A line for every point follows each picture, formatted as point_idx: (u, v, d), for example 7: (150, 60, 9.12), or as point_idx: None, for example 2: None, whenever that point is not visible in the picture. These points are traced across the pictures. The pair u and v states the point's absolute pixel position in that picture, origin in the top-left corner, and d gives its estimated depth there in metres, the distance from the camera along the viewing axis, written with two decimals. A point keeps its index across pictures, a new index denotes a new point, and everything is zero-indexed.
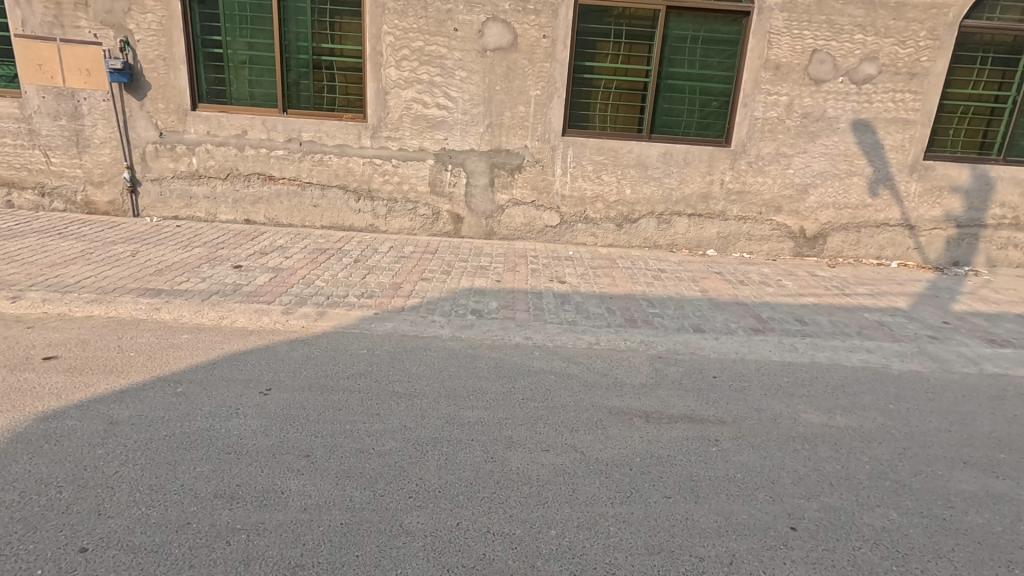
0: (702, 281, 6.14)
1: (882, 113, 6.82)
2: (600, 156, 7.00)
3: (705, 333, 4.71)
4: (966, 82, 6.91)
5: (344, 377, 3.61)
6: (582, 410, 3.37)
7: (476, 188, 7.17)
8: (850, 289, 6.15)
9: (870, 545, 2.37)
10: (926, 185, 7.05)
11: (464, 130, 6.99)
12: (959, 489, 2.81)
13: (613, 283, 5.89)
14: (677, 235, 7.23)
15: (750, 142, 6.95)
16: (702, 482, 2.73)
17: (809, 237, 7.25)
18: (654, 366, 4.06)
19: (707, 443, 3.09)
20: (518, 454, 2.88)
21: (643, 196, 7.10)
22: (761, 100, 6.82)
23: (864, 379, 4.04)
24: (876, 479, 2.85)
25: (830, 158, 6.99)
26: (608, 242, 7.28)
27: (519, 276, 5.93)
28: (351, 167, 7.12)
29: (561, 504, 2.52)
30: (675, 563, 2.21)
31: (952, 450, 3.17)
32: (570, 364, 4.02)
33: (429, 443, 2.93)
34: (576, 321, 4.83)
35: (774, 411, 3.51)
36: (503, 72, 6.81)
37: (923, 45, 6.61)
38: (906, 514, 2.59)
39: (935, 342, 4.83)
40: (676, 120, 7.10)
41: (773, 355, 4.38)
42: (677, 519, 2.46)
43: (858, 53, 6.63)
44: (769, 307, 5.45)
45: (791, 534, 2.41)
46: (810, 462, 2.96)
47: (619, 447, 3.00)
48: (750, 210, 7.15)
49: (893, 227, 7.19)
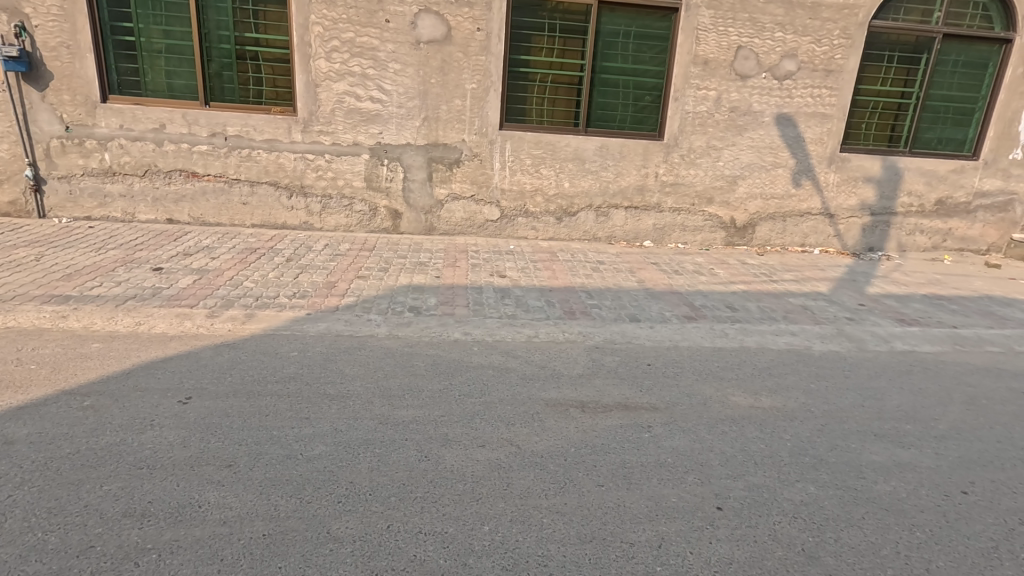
0: (640, 271, 6.28)
1: (802, 108, 7.18)
2: (538, 150, 7.03)
3: (640, 322, 4.82)
4: (876, 78, 7.36)
5: (273, 381, 3.46)
6: (519, 403, 3.37)
7: (414, 182, 7.04)
8: (776, 276, 6.45)
9: (789, 519, 2.48)
10: (843, 176, 7.47)
11: (400, 124, 6.85)
12: (870, 460, 2.99)
13: (553, 276, 5.93)
14: (615, 227, 7.37)
15: (682, 135, 7.15)
16: (634, 469, 2.78)
17: (739, 227, 7.55)
18: (591, 357, 4.12)
19: (640, 430, 3.15)
20: (453, 452, 2.85)
21: (581, 190, 7.19)
22: (692, 94, 7.02)
23: (788, 361, 4.25)
24: (796, 456, 2.99)
25: (756, 151, 7.29)
26: (549, 236, 7.34)
27: (459, 272, 5.87)
28: (282, 162, 6.83)
29: (495, 500, 2.50)
30: (606, 550, 2.24)
31: (865, 423, 3.38)
32: (508, 358, 4.02)
33: (361, 445, 2.85)
34: (516, 314, 4.83)
35: (704, 395, 3.63)
36: (438, 65, 6.71)
37: (837, 44, 6.99)
38: (823, 487, 2.73)
39: (852, 323, 5.14)
40: (611, 114, 7.21)
41: (704, 341, 4.53)
42: (610, 507, 2.50)
43: (779, 50, 6.94)
44: (701, 295, 5.64)
45: (717, 514, 2.49)
46: (737, 443, 3.08)
47: (554, 438, 3.01)
48: (683, 201, 7.37)
49: (814, 216, 7.59)
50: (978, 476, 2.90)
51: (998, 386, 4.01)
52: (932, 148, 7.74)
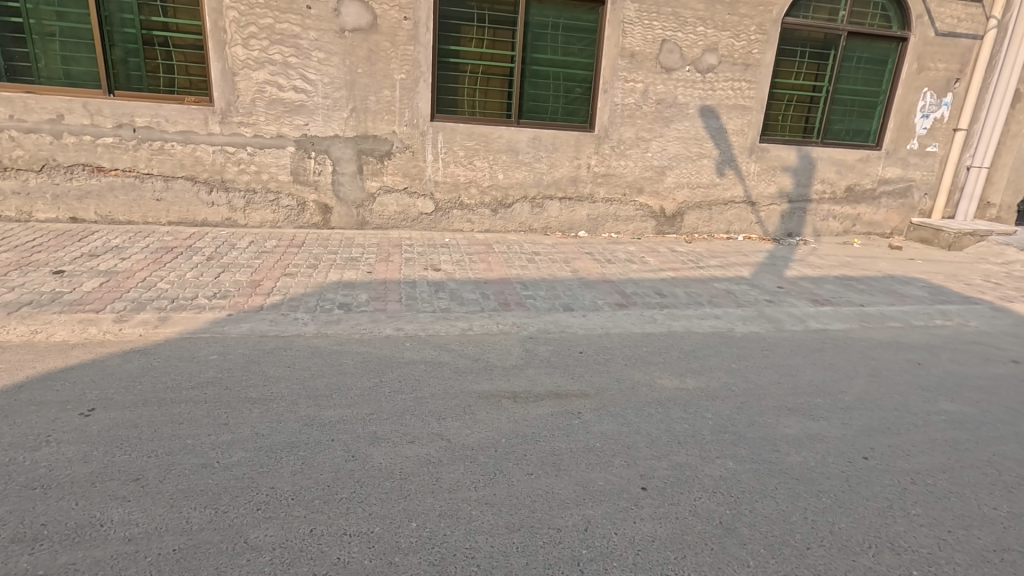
0: (574, 261, 6.38)
1: (723, 100, 7.48)
2: (471, 142, 6.97)
3: (574, 311, 4.90)
4: (790, 73, 7.77)
5: (188, 387, 3.27)
6: (450, 397, 3.34)
7: (344, 175, 6.83)
8: (703, 262, 6.72)
9: (709, 494, 2.60)
10: (763, 165, 7.86)
11: (327, 115, 6.62)
12: (784, 433, 3.17)
13: (489, 268, 5.92)
14: (550, 218, 7.44)
15: (612, 127, 7.28)
16: (563, 456, 2.82)
17: (668, 216, 7.80)
18: (525, 347, 4.14)
19: (570, 416, 3.21)
20: (381, 450, 2.79)
21: (516, 181, 7.20)
22: (620, 86, 7.16)
23: (712, 343, 4.44)
24: (717, 433, 3.13)
25: (683, 142, 7.54)
26: (485, 228, 7.32)
27: (392, 266, 5.76)
28: (199, 156, 6.45)
29: (424, 495, 2.47)
30: (534, 537, 2.26)
31: (781, 399, 3.58)
32: (442, 352, 3.98)
33: (284, 449, 2.74)
34: (450, 308, 4.78)
35: (632, 379, 3.74)
36: (364, 54, 6.52)
37: (754, 39, 7.32)
38: (741, 462, 2.87)
39: (772, 305, 5.43)
40: (543, 105, 7.25)
41: (635, 327, 4.67)
42: (538, 494, 2.52)
43: (701, 44, 7.19)
44: (632, 283, 5.79)
45: (642, 494, 2.57)
46: (662, 424, 3.19)
47: (485, 430, 3.01)
48: (615, 192, 7.53)
49: (738, 204, 7.95)
50: (878, 442, 3.13)
51: (898, 358, 4.36)
52: (841, 139, 8.27)
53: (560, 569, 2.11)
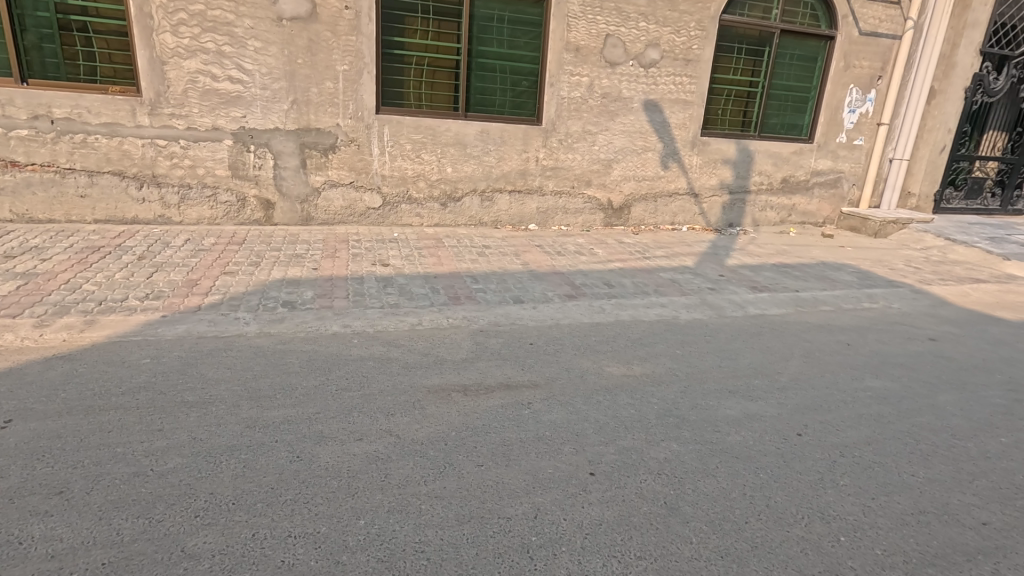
0: (524, 254, 6.41)
1: (666, 95, 7.68)
2: (418, 135, 6.88)
3: (524, 304, 4.92)
4: (728, 68, 8.05)
5: (118, 393, 3.09)
6: (399, 392, 3.30)
7: (286, 169, 6.61)
8: (649, 253, 6.89)
9: (654, 476, 2.68)
10: (704, 158, 8.12)
11: (266, 107, 6.38)
12: (725, 414, 3.31)
13: (438, 263, 5.86)
14: (500, 212, 7.44)
15: (559, 120, 7.35)
16: (513, 446, 2.85)
17: (616, 208, 7.95)
18: (475, 340, 4.13)
19: (520, 407, 3.23)
20: (328, 449, 2.73)
21: (464, 174, 7.16)
22: (566, 80, 7.22)
23: (658, 331, 4.57)
24: (662, 417, 3.23)
25: (628, 135, 7.69)
26: (434, 222, 7.25)
27: (339, 263, 5.62)
28: (127, 149, 6.09)
29: (372, 492, 2.44)
30: (484, 528, 2.27)
31: (722, 382, 3.73)
32: (391, 348, 3.92)
33: (224, 453, 2.64)
34: (399, 303, 4.72)
35: (581, 368, 3.80)
36: (304, 44, 6.31)
37: (693, 35, 7.54)
38: (684, 444, 2.97)
39: (714, 293, 5.63)
40: (490, 99, 7.22)
41: (584, 317, 4.75)
42: (488, 485, 2.53)
43: (643, 39, 7.35)
44: (582, 275, 5.87)
45: (590, 479, 2.63)
46: (610, 410, 3.26)
47: (435, 424, 2.99)
48: (564, 185, 7.61)
49: (682, 196, 8.19)
50: (810, 419, 3.31)
51: (829, 339, 4.62)
52: (776, 132, 8.64)
53: (510, 557, 2.13)
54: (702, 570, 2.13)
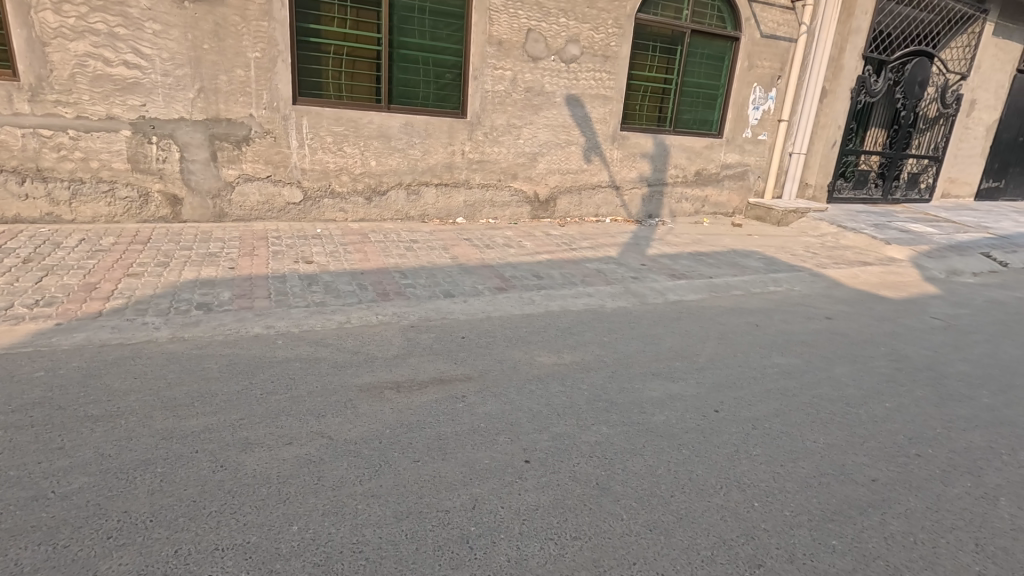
0: (453, 248, 6.39)
1: (587, 90, 7.89)
2: (339, 127, 6.65)
3: (454, 298, 4.92)
4: (644, 65, 8.39)
5: (7, 412, 2.79)
6: (329, 393, 3.21)
7: (194, 162, 6.18)
8: (575, 244, 7.07)
9: (586, 459, 2.79)
10: (624, 152, 8.43)
11: (169, 96, 5.93)
12: (650, 396, 3.49)
13: (364, 259, 5.72)
14: (427, 205, 7.36)
15: (483, 114, 7.35)
16: (449, 440, 2.85)
17: (542, 201, 8.08)
18: (407, 336, 4.09)
19: (454, 400, 3.25)
20: (255, 455, 2.62)
21: (389, 167, 7.02)
22: (490, 74, 7.23)
23: (586, 319, 4.73)
24: (592, 402, 3.35)
25: (551, 129, 7.83)
26: (359, 217, 7.05)
27: (258, 261, 5.35)
28: (4, 140, 5.47)
29: (305, 496, 2.37)
30: (422, 522, 2.27)
31: (646, 366, 3.92)
32: (318, 348, 3.80)
33: (137, 468, 2.46)
34: (325, 301, 4.57)
35: (513, 358, 3.87)
36: (210, 28, 5.91)
37: (611, 33, 7.79)
38: (613, 426, 3.11)
39: (636, 281, 5.88)
40: (413, 91, 7.09)
41: (514, 309, 4.81)
42: (426, 480, 2.53)
43: (564, 35, 7.50)
44: (511, 267, 5.94)
45: (526, 466, 2.69)
46: (542, 398, 3.35)
47: (369, 423, 2.94)
48: (490, 178, 7.63)
49: (604, 189, 8.46)
50: (726, 396, 3.56)
51: (740, 321, 4.97)
52: (689, 127, 9.10)
53: (450, 549, 2.15)
54: (632, 544, 2.25)
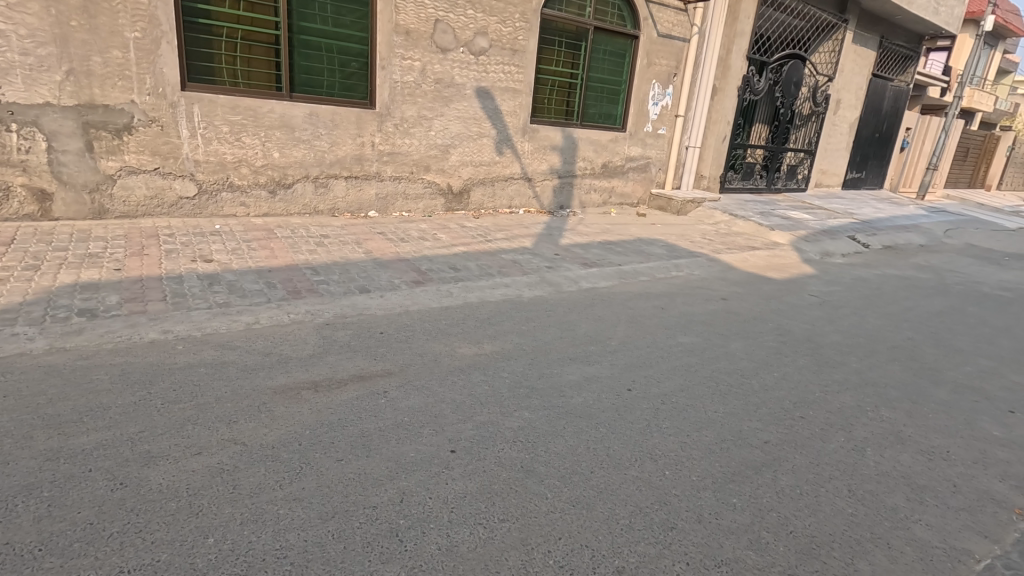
0: (366, 242, 6.23)
1: (496, 83, 7.96)
2: (236, 116, 6.24)
3: (370, 293, 4.81)
4: (551, 60, 8.59)
5: None
6: (241, 398, 3.05)
7: (66, 153, 5.55)
8: (490, 236, 7.15)
9: (510, 444, 2.87)
10: (535, 144, 8.61)
11: (30, 78, 5.26)
12: (568, 379, 3.64)
13: (271, 256, 5.44)
14: (337, 199, 7.10)
15: (393, 105, 7.19)
16: (372, 436, 2.82)
17: (456, 193, 8.06)
18: (322, 334, 3.95)
19: (376, 396, 3.20)
20: (160, 469, 2.44)
21: (293, 159, 6.69)
22: (398, 64, 7.09)
23: (504, 309, 4.82)
24: (513, 389, 3.44)
25: (463, 121, 7.82)
26: (263, 212, 6.67)
27: (149, 261, 4.92)
28: None
29: (220, 506, 2.25)
30: (349, 521, 2.24)
31: (564, 351, 4.08)
32: (225, 351, 3.58)
33: (18, 494, 2.21)
34: (230, 302, 4.30)
35: (433, 351, 3.87)
36: (78, 3, 5.30)
37: (518, 27, 7.91)
38: (534, 411, 3.21)
39: (551, 271, 6.06)
40: (317, 79, 6.79)
41: (433, 302, 4.80)
42: (350, 478, 2.49)
43: (472, 27, 7.50)
44: (427, 260, 5.89)
45: (452, 456, 2.72)
46: (465, 389, 3.39)
47: (286, 426, 2.83)
48: (402, 170, 7.50)
49: (517, 180, 8.59)
50: (637, 375, 3.79)
51: (648, 305, 5.28)
52: (595, 121, 9.45)
53: (379, 544, 2.14)
54: (557, 520, 2.36)
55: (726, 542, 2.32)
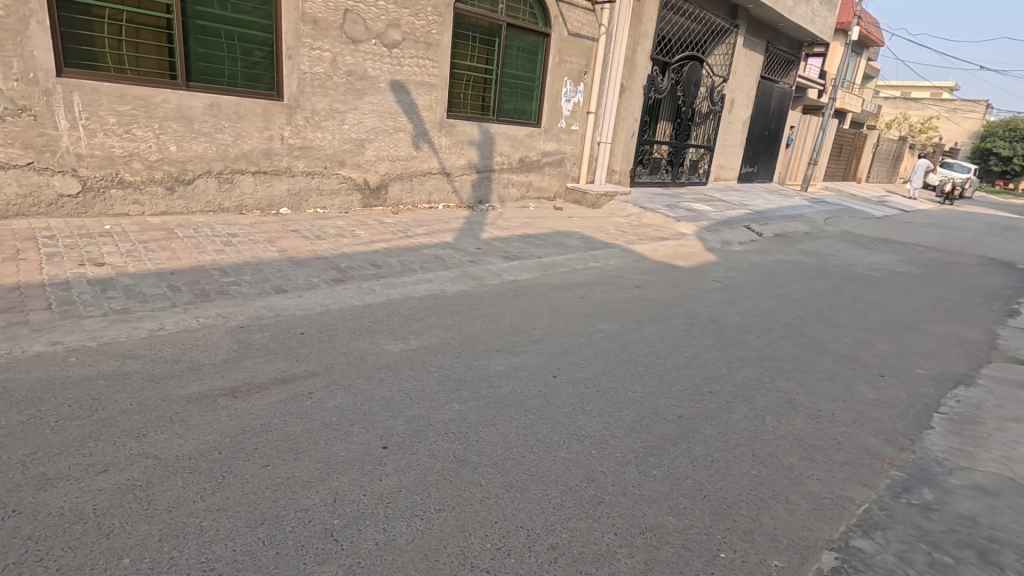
0: (280, 240, 5.95)
1: (411, 76, 7.86)
2: (124, 106, 5.73)
3: (287, 293, 4.61)
4: (465, 54, 8.60)
5: None
6: (149, 409, 2.85)
7: None
8: (411, 232, 7.07)
9: (443, 436, 2.89)
10: (452, 139, 8.60)
11: None
12: (496, 370, 3.72)
13: (173, 257, 5.06)
14: (244, 195, 6.71)
15: (302, 97, 6.90)
16: (300, 439, 2.74)
17: (373, 188, 7.88)
18: (237, 338, 3.76)
19: (300, 398, 3.11)
20: (60, 492, 2.23)
21: (193, 153, 6.24)
22: (306, 54, 6.80)
23: (429, 304, 4.81)
24: (443, 382, 3.47)
25: (377, 115, 7.65)
26: (160, 210, 6.18)
27: (27, 266, 4.42)
28: None
29: (134, 524, 2.11)
30: (280, 526, 2.17)
31: (490, 343, 4.15)
32: (127, 360, 3.31)
33: None
34: (128, 308, 3.97)
35: (359, 349, 3.80)
36: None
37: (431, 20, 7.85)
38: (465, 403, 3.26)
39: (473, 264, 6.10)
40: (216, 68, 6.36)
41: (355, 300, 4.70)
42: (279, 482, 2.42)
43: (383, 19, 7.36)
44: (346, 258, 5.73)
45: (384, 453, 2.71)
46: (393, 385, 3.37)
47: (203, 435, 2.68)
48: (315, 165, 7.22)
49: (435, 175, 8.54)
50: (561, 362, 3.94)
51: (568, 295, 5.48)
52: (511, 116, 9.58)
53: (314, 546, 2.10)
54: (491, 505, 2.42)
55: (649, 511, 2.50)
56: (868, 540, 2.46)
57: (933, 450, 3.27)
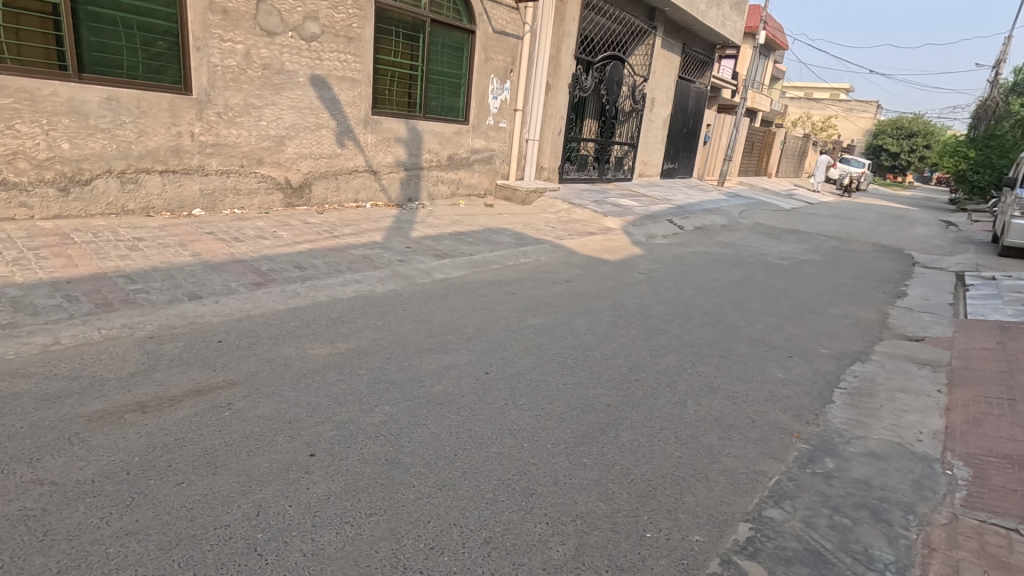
0: (192, 243, 5.60)
1: (332, 71, 7.62)
2: (5, 99, 5.18)
3: (202, 299, 4.36)
4: (389, 50, 8.43)
5: None
6: (44, 432, 2.60)
7: None
8: (337, 231, 6.86)
9: (374, 439, 2.84)
10: (378, 136, 8.41)
11: None
12: (427, 369, 3.68)
13: (70, 264, 4.65)
14: (151, 196, 6.25)
15: (214, 91, 6.51)
16: (218, 452, 2.60)
17: (295, 187, 7.57)
18: (146, 350, 3.51)
19: (219, 410, 2.95)
20: None
21: (89, 151, 5.74)
22: (216, 45, 6.42)
23: (358, 306, 4.69)
24: (372, 385, 3.40)
25: (297, 111, 7.35)
26: (53, 213, 5.64)
27: None
28: None
29: (28, 559, 1.93)
30: (196, 546, 2.06)
31: (422, 342, 4.11)
32: (16, 379, 3.01)
33: None
34: (16, 322, 3.61)
35: (282, 355, 3.65)
36: None
37: (351, 13, 7.64)
38: (396, 404, 3.21)
39: (403, 264, 6.01)
40: (113, 59, 5.89)
41: (277, 304, 4.50)
42: (196, 499, 2.29)
43: (300, 11, 7.08)
44: (267, 260, 5.48)
45: (311, 460, 2.62)
46: (320, 390, 3.27)
47: (108, 455, 2.49)
48: (230, 163, 6.84)
49: (362, 173, 8.32)
50: (493, 358, 3.97)
51: (499, 292, 5.51)
52: (438, 113, 9.48)
53: (236, 563, 2.01)
54: (424, 505, 2.41)
55: (579, 498, 2.57)
56: (779, 509, 2.66)
57: (834, 422, 3.57)
